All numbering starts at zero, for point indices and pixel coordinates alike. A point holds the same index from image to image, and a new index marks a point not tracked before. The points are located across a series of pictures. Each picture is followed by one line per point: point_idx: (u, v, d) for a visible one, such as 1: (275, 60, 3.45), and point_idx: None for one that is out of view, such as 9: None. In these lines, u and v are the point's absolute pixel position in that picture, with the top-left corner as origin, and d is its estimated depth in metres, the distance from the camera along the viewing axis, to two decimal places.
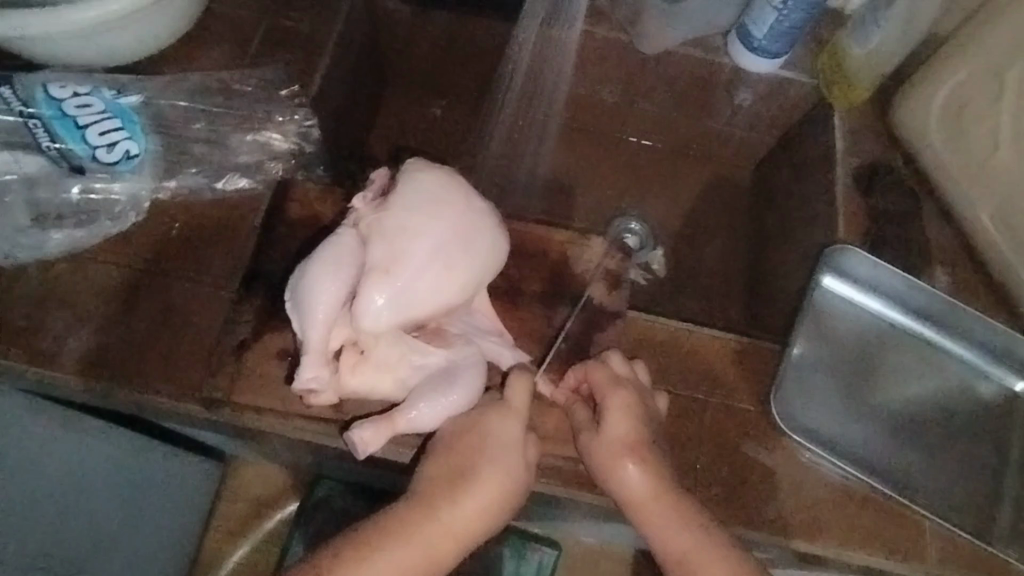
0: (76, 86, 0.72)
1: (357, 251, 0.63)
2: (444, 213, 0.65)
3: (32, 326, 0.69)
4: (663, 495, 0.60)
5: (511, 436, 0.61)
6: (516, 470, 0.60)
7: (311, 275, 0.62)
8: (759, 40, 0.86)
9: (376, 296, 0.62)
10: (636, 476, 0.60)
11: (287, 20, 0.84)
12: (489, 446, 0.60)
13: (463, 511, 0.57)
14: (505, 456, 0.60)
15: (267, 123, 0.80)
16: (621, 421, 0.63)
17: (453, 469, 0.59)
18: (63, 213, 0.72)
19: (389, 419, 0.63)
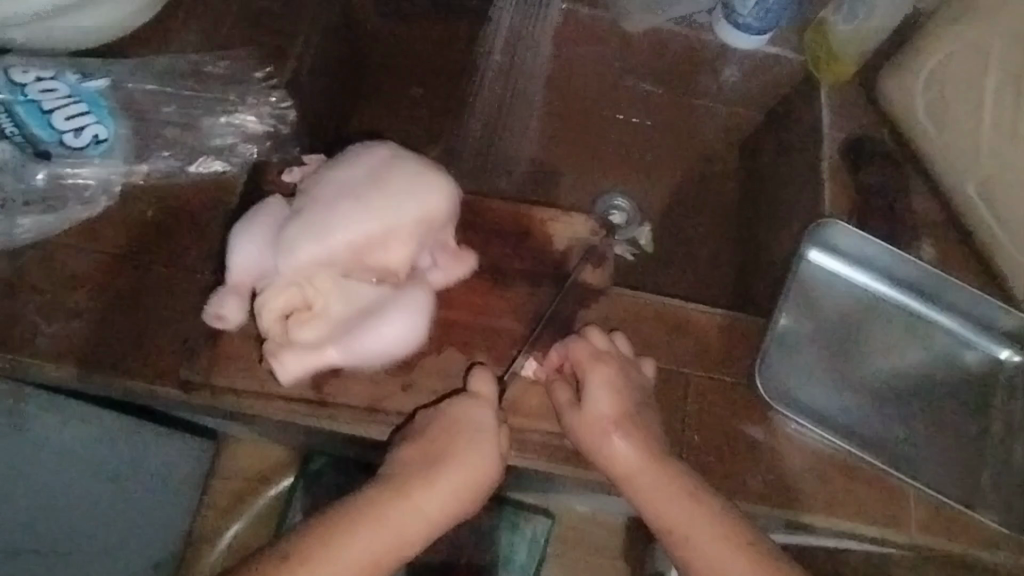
0: (38, 70, 0.70)
1: (278, 208, 0.66)
2: (362, 165, 0.66)
3: (2, 313, 0.68)
4: (651, 465, 0.61)
5: (490, 429, 0.62)
6: (491, 465, 0.61)
7: (238, 229, 0.65)
8: (744, 16, 0.87)
9: (295, 240, 0.63)
10: (623, 447, 0.62)
11: (263, 4, 0.84)
12: (465, 437, 0.61)
13: (435, 499, 0.57)
14: (484, 449, 0.61)
15: (240, 106, 0.79)
16: (608, 397, 0.64)
17: (428, 456, 0.59)
18: (30, 199, 0.70)
19: (317, 348, 0.63)
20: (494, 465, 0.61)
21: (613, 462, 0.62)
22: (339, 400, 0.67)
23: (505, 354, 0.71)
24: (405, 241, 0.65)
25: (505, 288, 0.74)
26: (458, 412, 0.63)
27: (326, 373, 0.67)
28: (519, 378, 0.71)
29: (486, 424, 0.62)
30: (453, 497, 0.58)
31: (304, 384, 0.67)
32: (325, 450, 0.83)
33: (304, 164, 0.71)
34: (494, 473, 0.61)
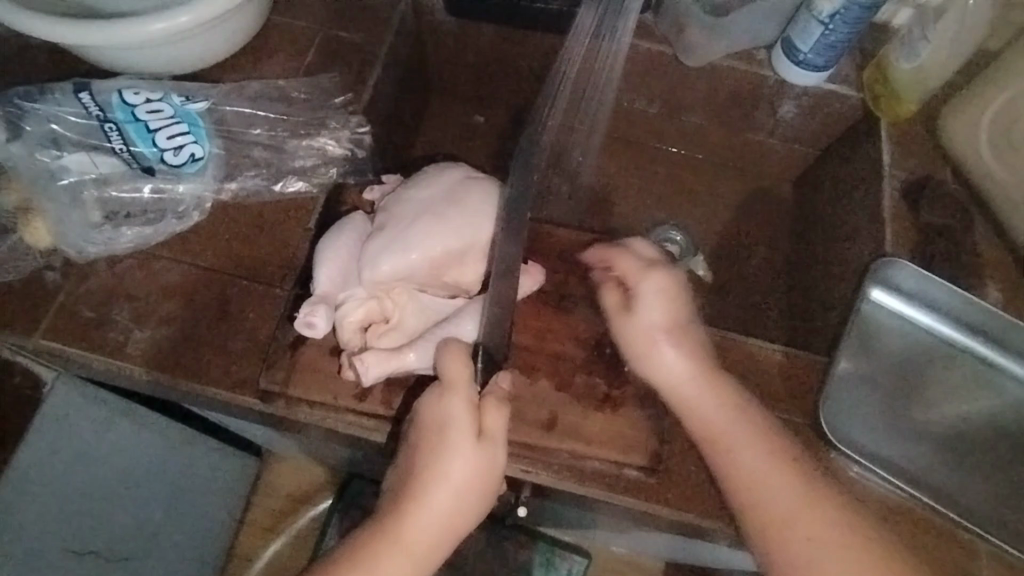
0: (148, 93, 0.77)
1: (365, 222, 0.70)
2: (436, 184, 0.71)
3: (99, 317, 0.73)
4: (700, 379, 0.67)
5: (457, 424, 0.59)
6: (464, 465, 0.59)
7: (322, 244, 0.69)
8: (805, 53, 0.86)
9: (380, 250, 0.67)
10: (671, 359, 0.67)
11: (342, 32, 0.88)
12: (431, 447, 0.59)
13: (415, 524, 0.58)
14: (451, 455, 0.59)
15: (321, 129, 0.83)
16: (667, 308, 0.68)
17: (403, 480, 0.60)
18: (132, 212, 0.76)
19: (399, 355, 0.65)
20: (467, 466, 0.59)
21: (679, 385, 0.67)
22: (406, 417, 0.70)
23: (567, 379, 0.73)
24: (479, 258, 0.70)
25: (567, 314, 0.76)
26: (427, 416, 0.60)
27: (397, 390, 0.70)
28: (580, 404, 0.73)
29: (451, 420, 0.60)
30: (435, 516, 0.58)
31: (375, 400, 0.70)
32: (380, 464, 0.86)
33: (384, 183, 0.76)
34: (473, 470, 0.59)
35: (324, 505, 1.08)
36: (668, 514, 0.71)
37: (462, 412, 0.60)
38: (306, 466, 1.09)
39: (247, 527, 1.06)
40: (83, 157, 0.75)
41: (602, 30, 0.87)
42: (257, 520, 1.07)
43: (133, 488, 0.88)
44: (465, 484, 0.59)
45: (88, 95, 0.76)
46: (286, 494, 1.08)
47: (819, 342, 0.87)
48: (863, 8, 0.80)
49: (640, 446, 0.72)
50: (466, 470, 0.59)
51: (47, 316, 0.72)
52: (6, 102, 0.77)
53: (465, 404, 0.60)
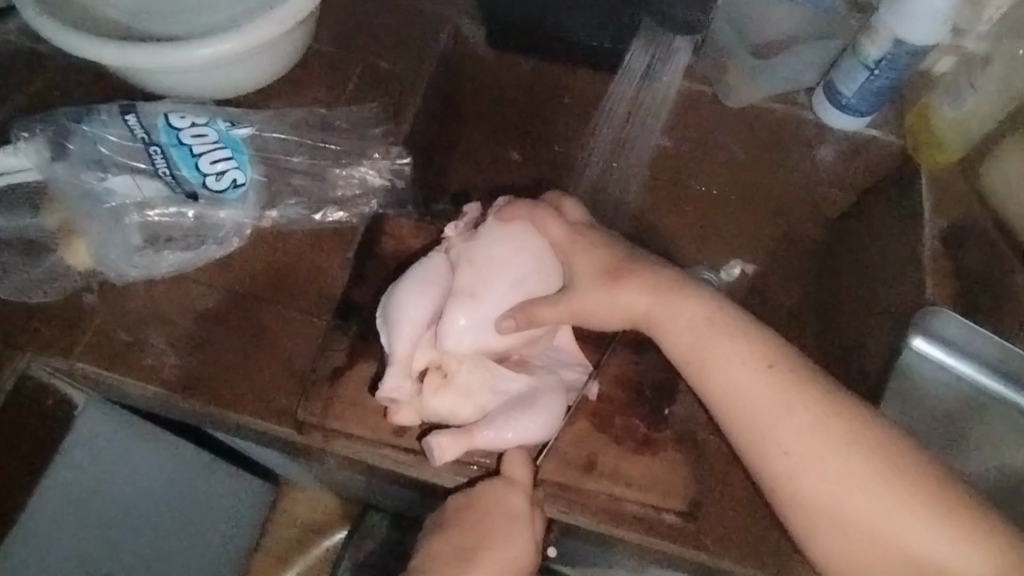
0: (194, 117, 0.76)
1: (445, 275, 0.66)
2: (527, 252, 0.67)
3: (135, 342, 0.72)
4: (710, 336, 0.62)
5: (522, 516, 0.64)
6: (518, 558, 0.62)
7: (400, 293, 0.65)
8: (847, 99, 0.87)
9: (460, 321, 0.65)
10: (678, 316, 0.63)
11: (383, 63, 0.88)
12: (496, 530, 0.63)
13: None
14: (513, 542, 0.62)
15: (363, 159, 0.83)
16: (660, 269, 0.66)
17: (460, 554, 0.61)
18: (173, 236, 0.76)
19: (467, 432, 0.65)
20: (519, 559, 0.62)
21: (709, 357, 0.62)
22: None
23: (606, 419, 0.72)
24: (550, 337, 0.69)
25: (605, 351, 0.75)
26: (491, 498, 0.64)
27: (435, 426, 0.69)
28: (618, 446, 0.71)
29: (517, 514, 0.64)
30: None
31: (412, 434, 0.69)
32: (406, 500, 0.83)
33: (466, 219, 0.70)
34: (521, 564, 0.62)
35: (340, 536, 1.03)
36: (707, 560, 0.69)
37: (524, 509, 0.64)
38: (323, 495, 1.04)
39: (261, 554, 1.01)
40: (127, 179, 0.75)
41: (652, 72, 0.94)
42: (272, 548, 1.02)
43: (144, 519, 0.83)
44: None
45: (135, 118, 0.76)
46: (303, 524, 1.03)
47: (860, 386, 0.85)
48: (910, 54, 0.82)
49: (679, 490, 0.70)
50: (518, 562, 0.62)
51: (83, 337, 0.72)
52: (53, 123, 0.77)
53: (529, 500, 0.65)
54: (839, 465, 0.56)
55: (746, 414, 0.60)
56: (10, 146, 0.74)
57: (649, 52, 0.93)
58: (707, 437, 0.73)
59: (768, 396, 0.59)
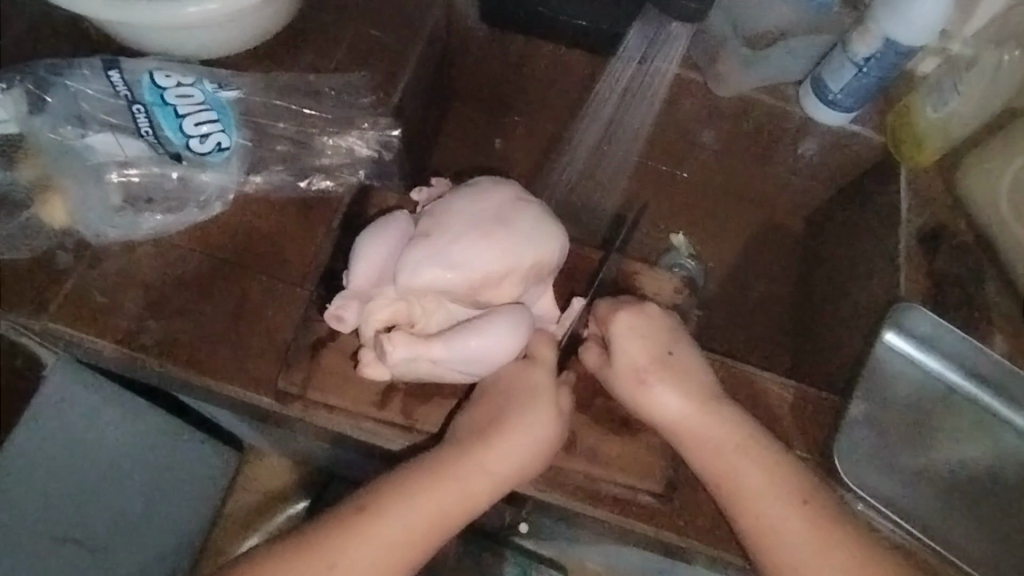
0: (180, 77, 0.74)
1: (406, 227, 0.67)
2: (489, 200, 0.68)
3: (111, 304, 0.70)
4: (700, 409, 0.66)
5: (541, 391, 0.66)
6: (541, 430, 0.65)
7: (361, 238, 0.67)
8: (834, 93, 0.88)
9: (419, 265, 0.64)
10: (668, 400, 0.67)
11: (373, 30, 0.86)
12: (514, 411, 0.65)
13: (493, 459, 0.64)
14: (531, 415, 0.65)
15: (350, 128, 0.82)
16: (640, 343, 0.68)
17: (489, 423, 0.65)
18: (153, 197, 0.74)
19: (425, 342, 0.63)
20: (539, 432, 0.65)
21: (659, 378, 0.67)
22: (423, 427, 0.69)
23: (586, 400, 0.73)
24: (517, 282, 0.67)
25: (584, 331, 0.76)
26: (509, 379, 0.66)
27: (416, 400, 0.70)
28: (596, 427, 0.73)
29: (535, 385, 0.66)
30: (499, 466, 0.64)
31: (393, 408, 0.69)
32: (374, 472, 0.83)
33: (432, 186, 0.72)
34: (547, 436, 0.66)
35: (300, 506, 1.02)
36: (677, 541, 0.70)
37: (546, 383, 0.67)
38: (287, 464, 1.03)
39: (223, 520, 1.01)
40: (108, 137, 0.72)
41: (649, 58, 0.91)
42: (235, 512, 1.01)
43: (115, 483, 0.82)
44: (537, 442, 0.65)
45: (118, 74, 0.73)
46: (264, 491, 1.03)
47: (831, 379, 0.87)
48: (898, 54, 0.83)
49: (656, 472, 0.72)
50: (540, 432, 0.65)
51: (57, 297, 0.70)
52: (28, 73, 0.74)
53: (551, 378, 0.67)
54: (750, 463, 0.64)
55: (723, 480, 0.65)
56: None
57: (646, 41, 0.90)
58: None
59: (682, 398, 0.66)
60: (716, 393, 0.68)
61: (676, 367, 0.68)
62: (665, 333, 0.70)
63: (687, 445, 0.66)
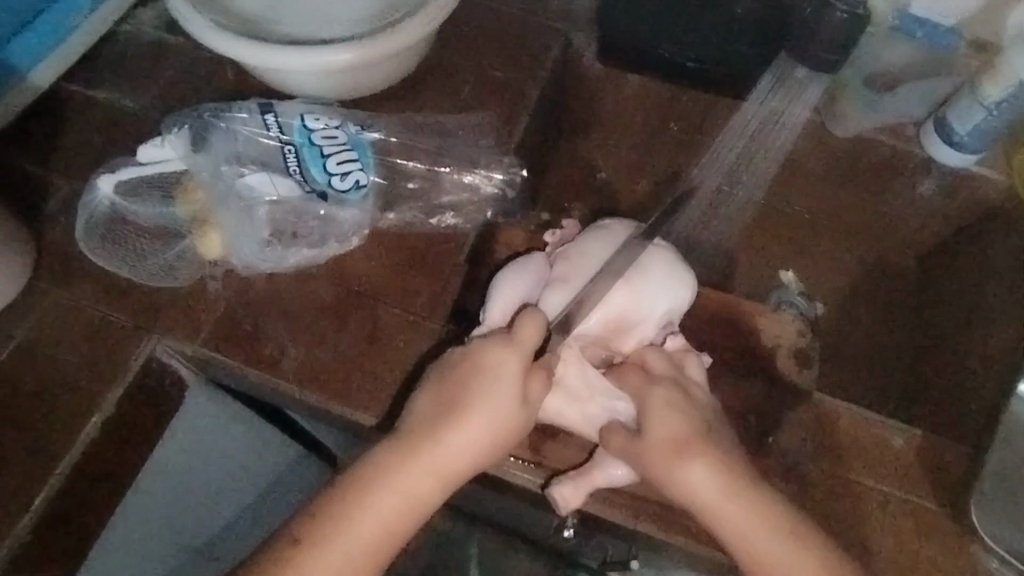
0: (327, 119, 0.79)
1: (542, 267, 0.70)
2: (622, 247, 0.70)
3: (257, 333, 0.74)
4: (733, 497, 0.57)
5: (509, 377, 0.59)
6: (506, 416, 0.58)
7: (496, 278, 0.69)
8: (960, 136, 0.87)
9: (553, 307, 0.67)
10: (701, 478, 0.58)
11: (496, 71, 0.89)
12: (484, 388, 0.58)
13: (458, 444, 0.57)
14: (493, 397, 0.58)
15: (474, 166, 0.84)
16: (694, 457, 0.58)
17: (445, 404, 0.58)
18: (297, 232, 0.77)
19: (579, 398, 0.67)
20: (471, 441, 0.58)
21: (698, 451, 0.59)
22: (552, 463, 0.71)
23: None
24: (646, 330, 0.68)
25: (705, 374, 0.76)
26: (483, 355, 0.59)
27: (545, 436, 0.72)
28: None
29: (505, 371, 0.59)
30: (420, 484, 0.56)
31: (523, 444, 0.71)
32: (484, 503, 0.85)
33: (564, 229, 0.75)
34: (510, 424, 0.59)
35: None
36: None
37: (516, 370, 0.59)
38: None
39: None
40: (263, 177, 0.76)
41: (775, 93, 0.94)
42: None
43: None
44: (497, 429, 0.58)
45: (273, 116, 0.79)
46: None
47: (963, 425, 0.82)
48: None
49: None
50: (484, 434, 0.58)
51: (207, 323, 0.75)
52: (195, 117, 0.81)
53: (523, 367, 0.59)
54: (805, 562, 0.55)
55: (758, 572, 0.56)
56: (157, 137, 0.78)
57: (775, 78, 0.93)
58: (806, 466, 0.74)
59: (719, 486, 0.58)
60: (759, 477, 0.59)
61: (711, 457, 0.59)
62: (699, 401, 0.64)
63: (703, 512, 0.58)
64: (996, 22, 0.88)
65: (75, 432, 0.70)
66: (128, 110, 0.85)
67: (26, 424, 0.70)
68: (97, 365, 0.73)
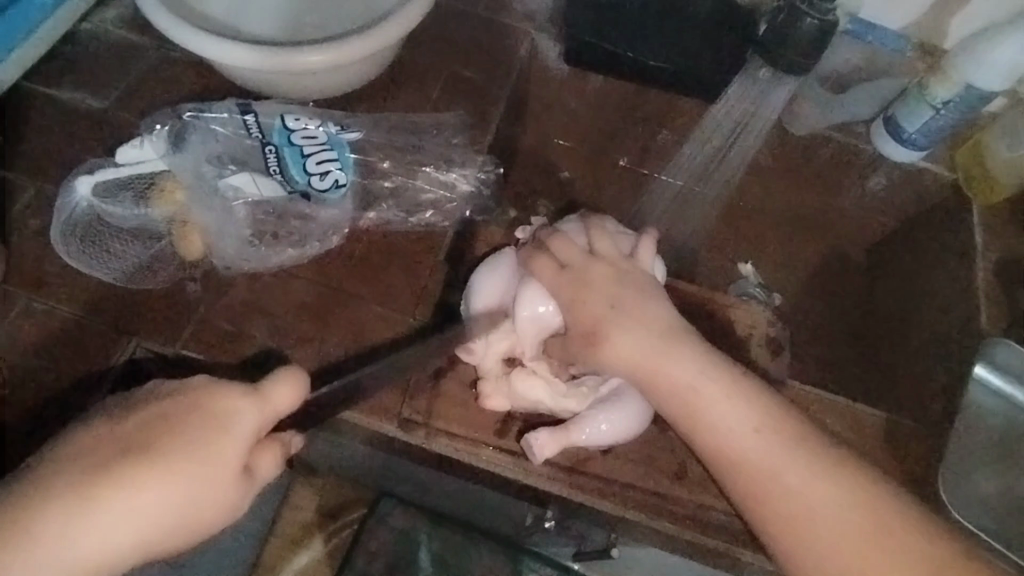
0: (307, 120, 0.81)
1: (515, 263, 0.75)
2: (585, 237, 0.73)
3: (237, 333, 0.73)
4: (743, 428, 0.59)
5: (149, 446, 0.53)
6: (155, 499, 0.52)
7: (479, 277, 0.76)
8: (910, 133, 0.93)
9: (523, 300, 0.71)
10: (717, 409, 0.60)
11: (465, 71, 0.92)
12: (84, 475, 0.51)
13: (67, 544, 0.49)
14: (114, 485, 0.51)
15: (450, 165, 0.86)
16: (718, 405, 0.60)
17: (45, 502, 0.50)
18: (278, 233, 0.77)
19: (566, 429, 0.70)
20: (71, 553, 0.50)
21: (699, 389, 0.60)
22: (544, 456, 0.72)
23: None
24: None
25: None
26: (128, 426, 0.53)
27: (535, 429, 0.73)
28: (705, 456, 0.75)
29: (141, 443, 0.53)
30: (177, 508, 0.52)
31: (515, 437, 0.72)
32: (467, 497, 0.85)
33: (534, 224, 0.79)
34: (169, 506, 0.52)
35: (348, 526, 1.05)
36: None
37: (155, 436, 0.53)
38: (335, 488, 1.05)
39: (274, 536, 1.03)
40: (245, 176, 0.77)
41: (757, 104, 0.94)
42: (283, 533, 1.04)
43: None
44: (154, 516, 0.52)
45: (254, 117, 0.80)
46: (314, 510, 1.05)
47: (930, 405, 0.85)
48: (976, 97, 0.87)
49: None
50: (97, 539, 0.50)
51: (187, 324, 0.73)
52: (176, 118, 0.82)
53: (242, 426, 0.55)
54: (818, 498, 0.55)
55: (774, 502, 0.56)
56: (137, 140, 0.78)
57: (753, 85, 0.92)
58: None
59: (726, 413, 0.59)
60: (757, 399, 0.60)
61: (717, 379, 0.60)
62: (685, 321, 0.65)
63: (687, 418, 0.61)
64: (942, 28, 0.95)
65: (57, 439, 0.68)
66: (96, 112, 0.84)
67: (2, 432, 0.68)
68: (74, 368, 0.71)
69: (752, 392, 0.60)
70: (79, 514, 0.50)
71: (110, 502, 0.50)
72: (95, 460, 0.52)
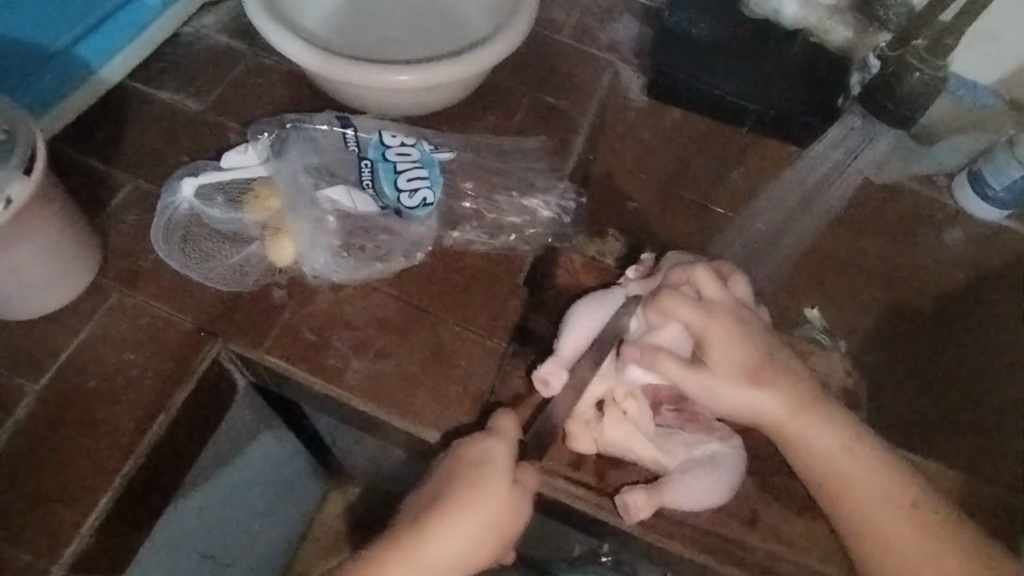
0: (403, 137, 0.81)
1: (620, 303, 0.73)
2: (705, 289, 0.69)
3: (320, 342, 0.74)
4: (835, 449, 0.65)
5: (496, 468, 0.64)
6: (489, 508, 0.62)
7: (578, 309, 0.74)
8: (994, 190, 0.92)
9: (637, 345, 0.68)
10: (814, 432, 0.65)
11: (550, 98, 0.93)
12: (470, 482, 0.63)
13: (439, 543, 0.60)
14: (479, 496, 0.62)
15: (532, 190, 0.86)
16: (822, 432, 0.65)
17: (430, 501, 0.63)
18: (365, 245, 0.79)
19: (658, 488, 0.68)
20: (451, 549, 0.60)
21: (809, 419, 0.65)
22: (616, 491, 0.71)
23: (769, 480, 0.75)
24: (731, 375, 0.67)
25: None
26: (469, 453, 0.65)
27: (609, 463, 0.73)
28: (775, 504, 0.74)
29: (493, 461, 0.64)
30: (473, 533, 0.61)
31: (588, 470, 0.72)
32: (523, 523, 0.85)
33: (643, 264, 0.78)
34: (498, 513, 0.62)
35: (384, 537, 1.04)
36: None
37: (503, 460, 0.65)
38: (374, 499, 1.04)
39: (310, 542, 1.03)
40: (341, 189, 0.78)
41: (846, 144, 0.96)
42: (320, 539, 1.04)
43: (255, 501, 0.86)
44: (487, 523, 0.62)
45: (353, 130, 0.82)
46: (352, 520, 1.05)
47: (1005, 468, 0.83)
48: None
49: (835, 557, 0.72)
50: (465, 537, 0.61)
51: (273, 329, 0.74)
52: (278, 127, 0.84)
53: (508, 454, 0.65)
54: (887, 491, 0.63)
55: (831, 488, 0.65)
56: (242, 146, 0.80)
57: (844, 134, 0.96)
58: None
59: (825, 435, 0.65)
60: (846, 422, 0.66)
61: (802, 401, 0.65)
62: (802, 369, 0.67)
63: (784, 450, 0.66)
64: None
65: (142, 432, 0.69)
66: (192, 114, 0.86)
67: (89, 421, 0.69)
68: (165, 365, 0.72)
69: (827, 416, 0.66)
70: (424, 547, 0.60)
71: (436, 525, 0.61)
72: (437, 479, 0.65)
